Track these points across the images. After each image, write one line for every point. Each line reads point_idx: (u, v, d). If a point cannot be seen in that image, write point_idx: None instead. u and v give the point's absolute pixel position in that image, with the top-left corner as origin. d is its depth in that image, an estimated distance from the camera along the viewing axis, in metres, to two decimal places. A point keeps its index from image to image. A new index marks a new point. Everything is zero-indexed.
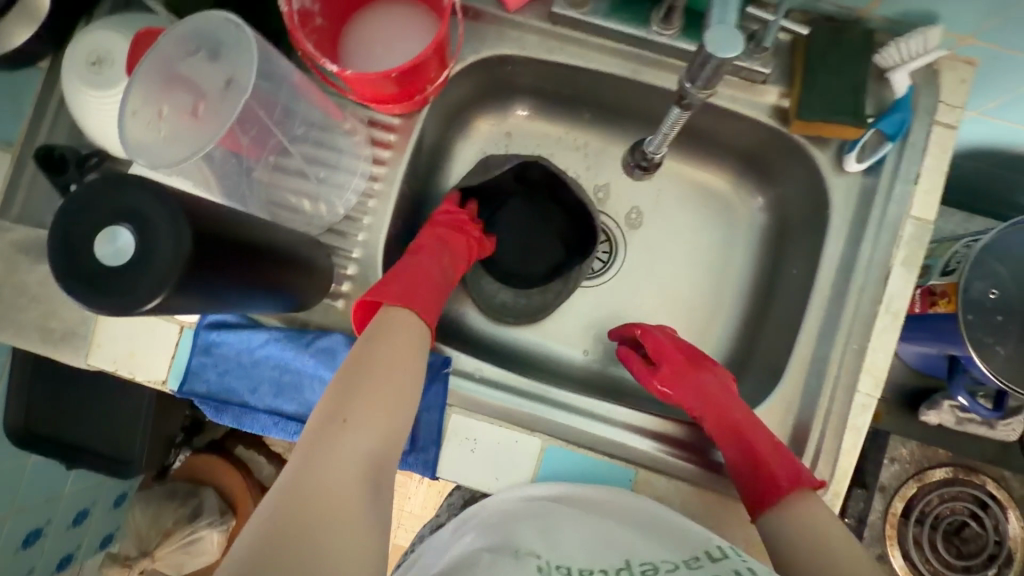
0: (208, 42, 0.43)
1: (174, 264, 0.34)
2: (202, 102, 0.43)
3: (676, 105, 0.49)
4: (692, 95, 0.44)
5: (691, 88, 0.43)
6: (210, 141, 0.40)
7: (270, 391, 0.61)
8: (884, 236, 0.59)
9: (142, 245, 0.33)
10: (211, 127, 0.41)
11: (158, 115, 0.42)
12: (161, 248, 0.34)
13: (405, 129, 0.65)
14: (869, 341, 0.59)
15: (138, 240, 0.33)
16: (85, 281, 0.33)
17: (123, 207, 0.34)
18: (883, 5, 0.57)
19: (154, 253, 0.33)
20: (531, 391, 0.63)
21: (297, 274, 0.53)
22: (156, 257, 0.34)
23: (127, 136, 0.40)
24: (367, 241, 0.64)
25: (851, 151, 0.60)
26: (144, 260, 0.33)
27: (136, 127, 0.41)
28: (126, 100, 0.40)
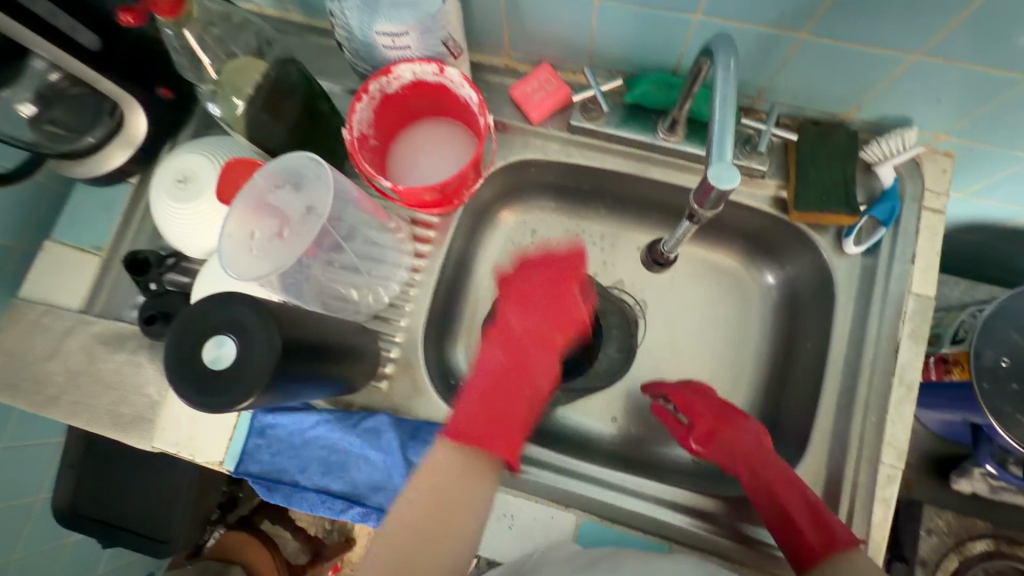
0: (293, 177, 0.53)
1: (267, 364, 0.40)
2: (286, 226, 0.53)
3: (687, 218, 0.53)
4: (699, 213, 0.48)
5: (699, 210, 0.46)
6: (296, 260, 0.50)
7: (319, 470, 0.65)
8: (890, 311, 0.64)
9: (242, 352, 0.40)
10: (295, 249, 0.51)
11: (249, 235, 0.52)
12: (257, 352, 0.40)
13: (443, 226, 0.73)
14: (887, 413, 0.62)
15: (239, 348, 0.40)
16: (193, 384, 0.40)
17: (227, 320, 0.40)
18: (863, 111, 0.65)
19: (250, 357, 0.40)
20: (562, 467, 0.66)
21: (349, 363, 0.59)
22: (253, 360, 0.40)
23: (224, 254, 0.50)
24: (409, 326, 0.71)
25: (848, 236, 0.66)
26: (241, 363, 0.40)
27: (232, 246, 0.50)
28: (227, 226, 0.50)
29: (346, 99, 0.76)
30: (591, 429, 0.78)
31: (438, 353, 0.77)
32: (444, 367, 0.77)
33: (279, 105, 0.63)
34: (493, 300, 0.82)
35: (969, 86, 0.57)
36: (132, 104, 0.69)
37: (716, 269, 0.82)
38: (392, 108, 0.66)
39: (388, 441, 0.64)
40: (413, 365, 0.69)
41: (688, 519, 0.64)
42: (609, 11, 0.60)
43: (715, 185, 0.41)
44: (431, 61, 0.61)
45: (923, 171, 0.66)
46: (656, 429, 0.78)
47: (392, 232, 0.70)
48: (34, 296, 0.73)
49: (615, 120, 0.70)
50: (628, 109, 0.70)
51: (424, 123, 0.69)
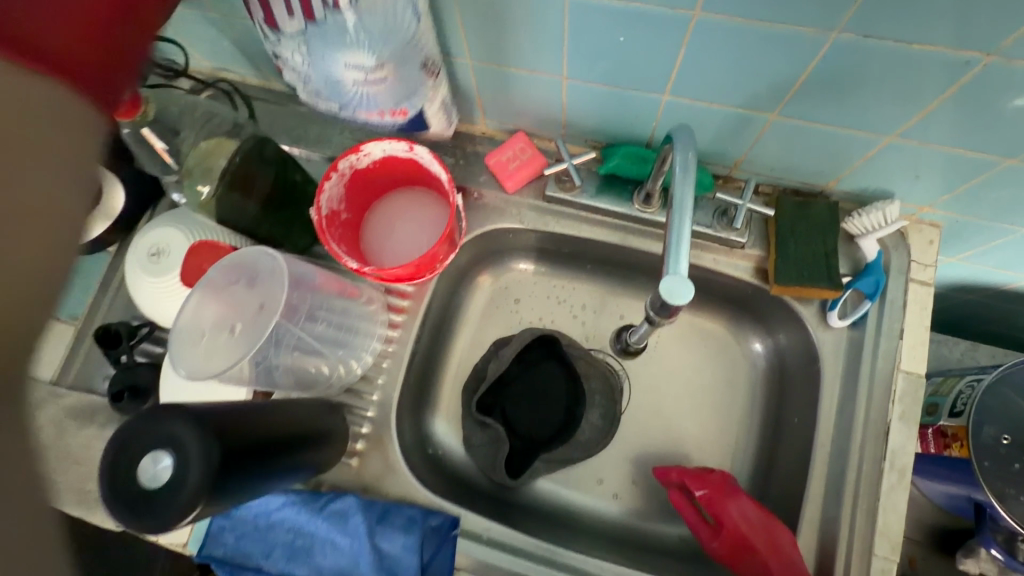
0: (246, 274, 0.57)
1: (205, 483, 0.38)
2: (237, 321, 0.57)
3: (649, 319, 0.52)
4: (657, 321, 0.48)
5: (655, 316, 0.47)
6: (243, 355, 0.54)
7: (283, 555, 0.62)
8: (878, 390, 0.61)
9: (176, 473, 0.38)
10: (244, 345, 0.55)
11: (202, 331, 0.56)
12: (194, 469, 0.38)
13: (418, 295, 0.73)
14: (879, 501, 0.58)
15: (174, 466, 0.38)
16: (127, 508, 0.38)
17: (162, 436, 0.38)
18: (842, 183, 0.63)
19: (185, 476, 0.38)
20: (539, 553, 0.63)
21: (311, 450, 0.57)
22: (189, 478, 0.38)
23: (174, 349, 0.54)
24: (382, 399, 0.69)
25: (832, 309, 0.64)
26: (175, 484, 0.37)
27: (183, 343, 0.55)
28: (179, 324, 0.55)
29: (325, 167, 0.76)
30: (573, 502, 0.75)
31: (415, 423, 0.75)
32: (420, 437, 0.75)
33: (250, 182, 0.63)
34: (472, 364, 0.80)
35: (948, 165, 0.55)
36: (110, 181, 0.70)
37: (701, 333, 0.80)
38: (363, 183, 0.65)
39: (356, 525, 0.62)
40: (384, 440, 0.68)
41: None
42: (579, 89, 0.60)
43: (670, 302, 0.42)
44: (401, 139, 0.62)
45: (909, 242, 0.64)
46: (640, 503, 0.75)
47: (364, 305, 0.69)
48: None
49: (591, 189, 0.69)
50: (603, 178, 0.70)
51: (398, 195, 0.69)
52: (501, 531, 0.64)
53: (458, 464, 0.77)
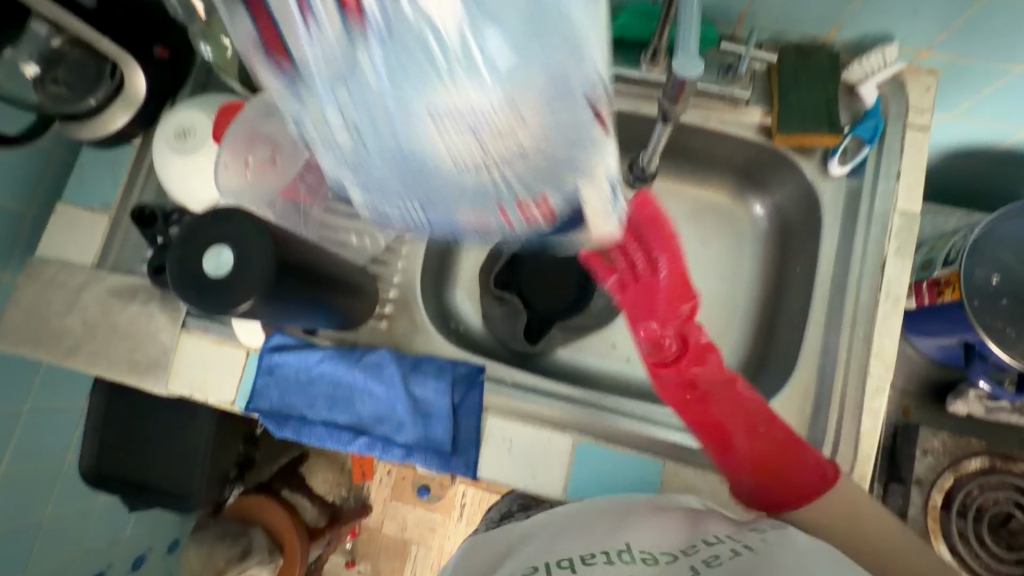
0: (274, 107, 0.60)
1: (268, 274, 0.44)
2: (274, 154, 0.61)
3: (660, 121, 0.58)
4: (670, 111, 0.54)
5: (666, 103, 0.53)
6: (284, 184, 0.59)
7: (325, 404, 0.68)
8: (876, 229, 0.65)
9: (238, 258, 0.44)
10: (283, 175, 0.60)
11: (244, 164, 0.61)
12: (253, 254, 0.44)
13: None
14: (875, 327, 0.63)
15: (233, 255, 0.44)
16: (196, 293, 0.44)
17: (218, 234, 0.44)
18: (843, 31, 0.65)
19: (249, 264, 0.44)
20: (561, 394, 0.68)
21: (349, 297, 0.62)
22: (252, 265, 0.43)
23: (222, 179, 0.60)
24: (406, 267, 0.73)
25: (833, 155, 0.67)
26: (241, 268, 0.43)
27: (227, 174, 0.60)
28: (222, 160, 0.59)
29: None
30: (588, 365, 0.81)
31: (437, 297, 0.79)
32: (442, 310, 0.80)
33: None
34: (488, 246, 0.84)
35: None
36: (128, 64, 0.71)
37: (707, 206, 0.83)
38: None
39: (390, 374, 0.67)
40: (411, 304, 0.72)
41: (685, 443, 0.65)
42: None
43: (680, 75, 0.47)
44: None
45: (906, 90, 0.67)
46: None
47: None
48: (50, 252, 0.76)
49: None
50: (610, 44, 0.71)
51: None
52: (526, 377, 0.69)
53: (479, 335, 0.81)
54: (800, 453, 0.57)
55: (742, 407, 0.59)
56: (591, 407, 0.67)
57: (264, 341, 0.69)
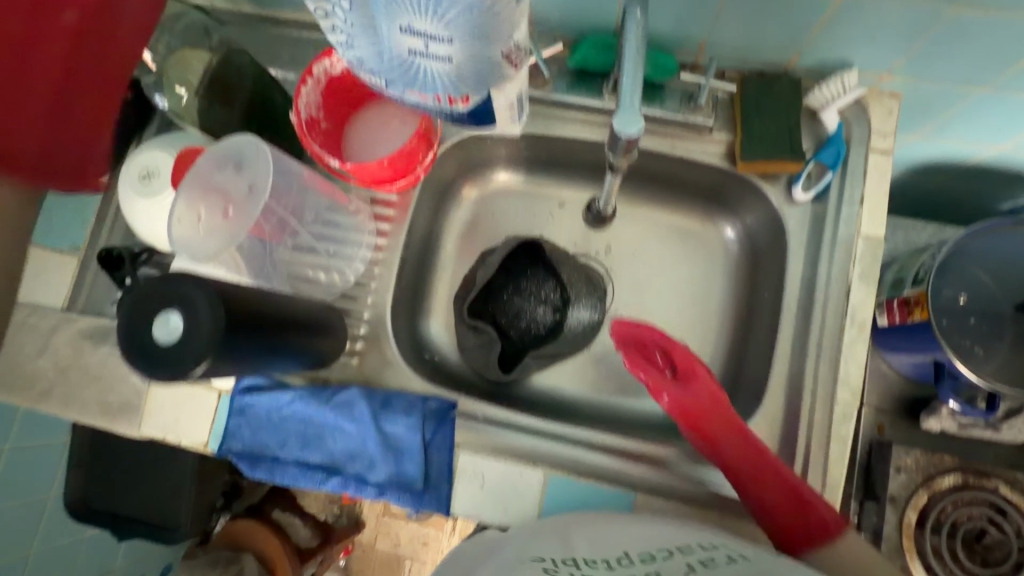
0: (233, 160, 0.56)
1: (215, 333, 0.43)
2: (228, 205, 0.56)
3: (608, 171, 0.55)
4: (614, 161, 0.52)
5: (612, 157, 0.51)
6: None
7: (297, 443, 0.68)
8: (839, 255, 0.65)
9: (188, 324, 0.42)
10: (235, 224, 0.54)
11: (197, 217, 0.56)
12: (203, 318, 0.42)
13: (402, 204, 0.75)
14: (839, 354, 0.63)
15: (184, 321, 0.42)
16: (147, 359, 0.42)
17: (173, 295, 0.43)
18: (804, 57, 0.65)
19: (198, 334, 0.42)
20: (526, 425, 0.68)
21: (303, 333, 0.60)
22: (198, 319, 0.42)
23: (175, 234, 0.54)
24: (376, 301, 0.73)
25: (796, 182, 0.67)
26: (191, 331, 0.42)
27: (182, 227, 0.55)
28: (175, 211, 0.55)
29: None
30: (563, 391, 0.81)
31: (410, 326, 0.80)
32: (415, 340, 0.80)
33: (228, 91, 0.64)
34: (461, 275, 0.85)
35: (900, 24, 0.57)
36: None
37: (678, 230, 0.83)
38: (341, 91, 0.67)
39: (361, 412, 0.67)
40: (382, 340, 0.72)
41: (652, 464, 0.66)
42: None
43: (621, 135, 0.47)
44: None
45: (870, 113, 0.66)
46: (623, 384, 0.81)
47: (351, 214, 0.72)
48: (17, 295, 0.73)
49: (563, 86, 0.71)
50: (574, 75, 0.71)
51: (378, 105, 0.71)
52: (495, 411, 0.69)
53: (448, 367, 0.82)
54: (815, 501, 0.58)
55: (775, 474, 0.60)
56: (559, 439, 0.68)
57: (234, 382, 0.68)
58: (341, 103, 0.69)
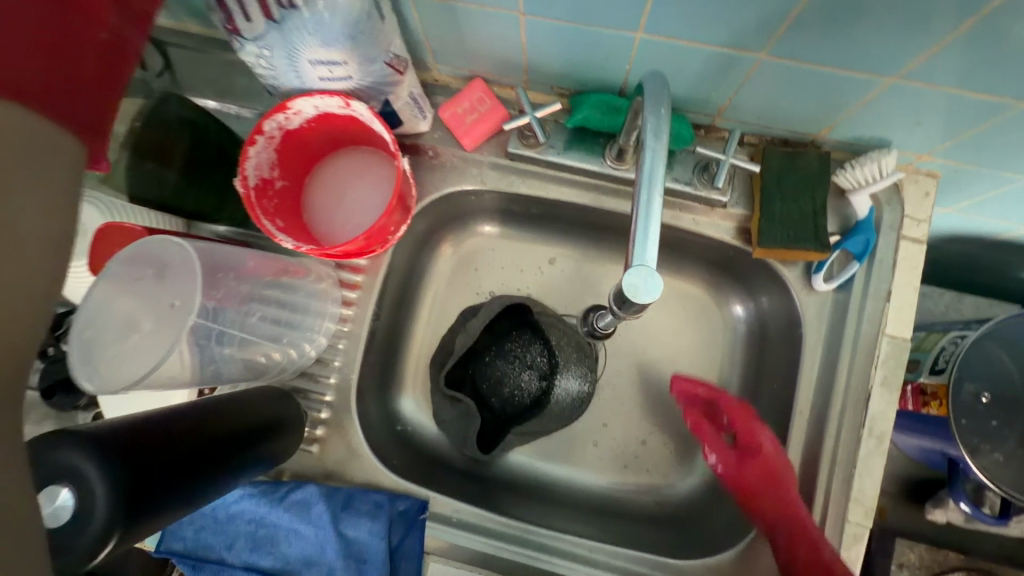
0: (155, 265, 0.48)
1: (109, 525, 0.34)
2: (148, 323, 0.47)
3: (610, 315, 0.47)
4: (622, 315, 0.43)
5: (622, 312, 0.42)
6: (163, 357, 0.45)
7: (247, 546, 0.60)
8: (861, 356, 0.58)
9: (79, 506, 0.34)
10: (161, 345, 0.46)
11: (104, 338, 0.46)
12: (99, 497, 0.34)
13: (372, 269, 0.66)
14: (855, 469, 0.57)
15: (74, 503, 0.34)
16: None
17: (59, 469, 0.34)
18: (836, 131, 0.57)
19: (96, 519, 0.34)
20: (508, 531, 0.62)
21: (254, 445, 0.51)
22: (93, 508, 0.34)
23: (75, 358, 0.45)
24: (340, 380, 0.64)
25: (818, 271, 0.59)
26: (82, 522, 0.34)
27: (87, 350, 0.45)
28: (78, 328, 0.45)
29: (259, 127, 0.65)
30: (547, 471, 0.74)
31: (379, 400, 0.71)
32: (385, 415, 0.71)
33: (165, 148, 0.54)
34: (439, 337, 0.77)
35: (957, 108, 0.49)
36: None
37: (679, 295, 0.76)
38: (299, 149, 0.58)
39: (319, 513, 0.60)
40: (346, 425, 0.64)
41: None
42: (540, 26, 0.50)
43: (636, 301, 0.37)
44: (334, 93, 0.52)
45: (903, 195, 0.59)
46: (612, 465, 0.73)
47: (312, 283, 0.63)
48: None
49: (559, 144, 0.62)
50: (572, 131, 0.62)
51: (344, 160, 0.61)
52: (471, 513, 0.63)
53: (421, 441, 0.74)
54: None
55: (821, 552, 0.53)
56: (553, 552, 0.61)
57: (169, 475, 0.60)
58: (299, 159, 0.59)
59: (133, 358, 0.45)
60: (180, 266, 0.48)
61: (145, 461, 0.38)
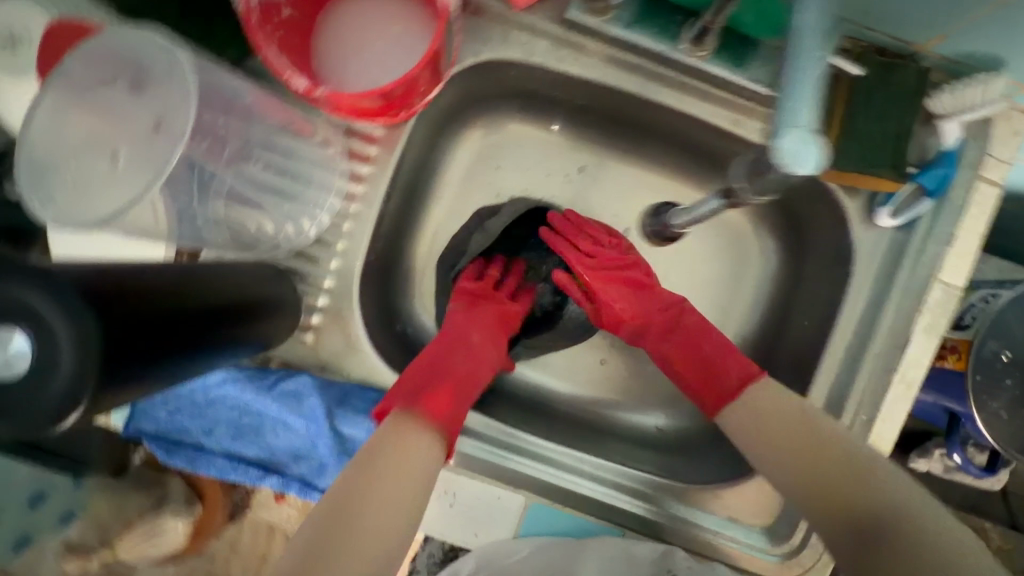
0: (129, 70, 0.40)
1: (73, 387, 0.28)
2: (124, 144, 0.40)
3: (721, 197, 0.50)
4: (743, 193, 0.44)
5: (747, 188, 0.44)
6: (146, 189, 0.38)
7: (227, 433, 0.55)
8: (910, 299, 0.54)
9: (37, 361, 0.27)
10: (142, 174, 0.39)
11: (70, 156, 0.40)
12: (63, 351, 0.27)
13: (388, 142, 0.57)
14: (878, 411, 0.55)
15: (33, 356, 0.27)
16: None
17: (14, 313, 0.27)
18: (945, 43, 0.50)
19: (61, 377, 0.27)
20: (512, 444, 0.58)
21: (246, 322, 0.45)
22: (55, 360, 0.27)
23: (39, 179, 0.39)
24: (342, 266, 0.57)
25: (884, 206, 0.55)
26: (40, 376, 0.27)
27: (53, 170, 0.39)
28: (38, 132, 0.39)
29: None
30: (548, 389, 0.70)
31: (379, 295, 0.64)
32: (386, 313, 0.65)
33: None
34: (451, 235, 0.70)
35: None
36: None
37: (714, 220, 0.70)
38: None
39: (312, 408, 0.54)
40: (345, 315, 0.57)
41: (649, 505, 0.58)
42: None
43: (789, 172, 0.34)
44: None
45: (991, 130, 0.54)
46: (617, 390, 0.70)
47: (316, 148, 0.55)
48: None
49: (627, 16, 0.53)
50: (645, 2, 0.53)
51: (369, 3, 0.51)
52: (474, 420, 0.58)
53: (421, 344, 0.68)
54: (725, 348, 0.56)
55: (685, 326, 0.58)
56: (565, 468, 0.58)
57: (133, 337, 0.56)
58: None
59: (99, 194, 0.39)
60: (163, 74, 0.40)
61: (126, 317, 0.31)
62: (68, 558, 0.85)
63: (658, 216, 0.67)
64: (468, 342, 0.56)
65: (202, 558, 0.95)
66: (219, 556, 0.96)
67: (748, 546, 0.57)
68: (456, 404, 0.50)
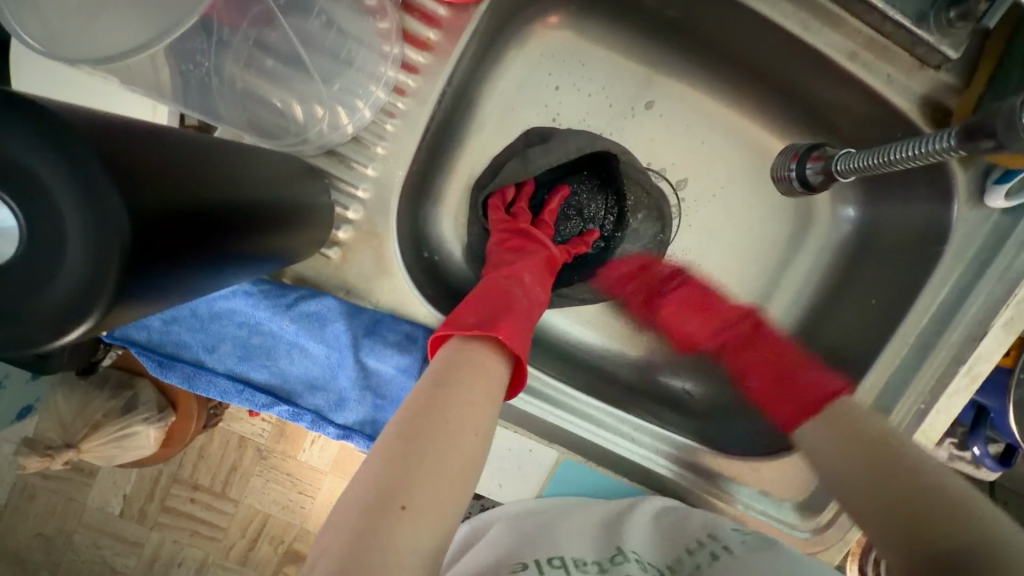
0: None
1: (85, 285, 0.20)
2: None
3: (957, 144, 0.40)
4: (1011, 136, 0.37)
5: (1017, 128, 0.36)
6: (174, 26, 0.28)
7: (233, 352, 0.48)
8: (1000, 290, 0.50)
9: (38, 241, 0.20)
10: (167, 6, 0.29)
11: None
12: (73, 232, 0.20)
13: (452, 27, 0.46)
14: (937, 401, 0.52)
15: (28, 233, 0.20)
16: None
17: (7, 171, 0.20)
18: None
19: (66, 268, 0.20)
20: (552, 396, 0.53)
21: (283, 230, 0.37)
22: (61, 250, 0.20)
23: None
24: (380, 174, 0.48)
25: (1000, 185, 0.49)
26: (37, 277, 0.20)
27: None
28: None
29: None
30: (578, 340, 0.64)
31: (412, 214, 0.56)
32: (416, 233, 0.56)
33: None
34: (496, 156, 0.61)
35: None
36: None
37: None
38: None
39: (336, 334, 0.47)
40: (379, 233, 0.48)
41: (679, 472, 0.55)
42: None
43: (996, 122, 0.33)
44: None
45: None
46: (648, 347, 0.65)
47: (366, 16, 0.43)
48: None
49: None
50: None
51: None
52: None
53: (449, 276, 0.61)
54: (811, 387, 0.54)
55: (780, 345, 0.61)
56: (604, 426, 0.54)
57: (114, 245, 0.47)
58: None
59: (104, 18, 0.30)
60: None
61: (160, 199, 0.23)
62: (22, 453, 0.76)
63: (802, 164, 0.56)
64: (521, 277, 0.50)
65: (171, 463, 0.90)
66: (186, 462, 0.90)
67: (773, 520, 0.55)
68: (522, 333, 0.45)
